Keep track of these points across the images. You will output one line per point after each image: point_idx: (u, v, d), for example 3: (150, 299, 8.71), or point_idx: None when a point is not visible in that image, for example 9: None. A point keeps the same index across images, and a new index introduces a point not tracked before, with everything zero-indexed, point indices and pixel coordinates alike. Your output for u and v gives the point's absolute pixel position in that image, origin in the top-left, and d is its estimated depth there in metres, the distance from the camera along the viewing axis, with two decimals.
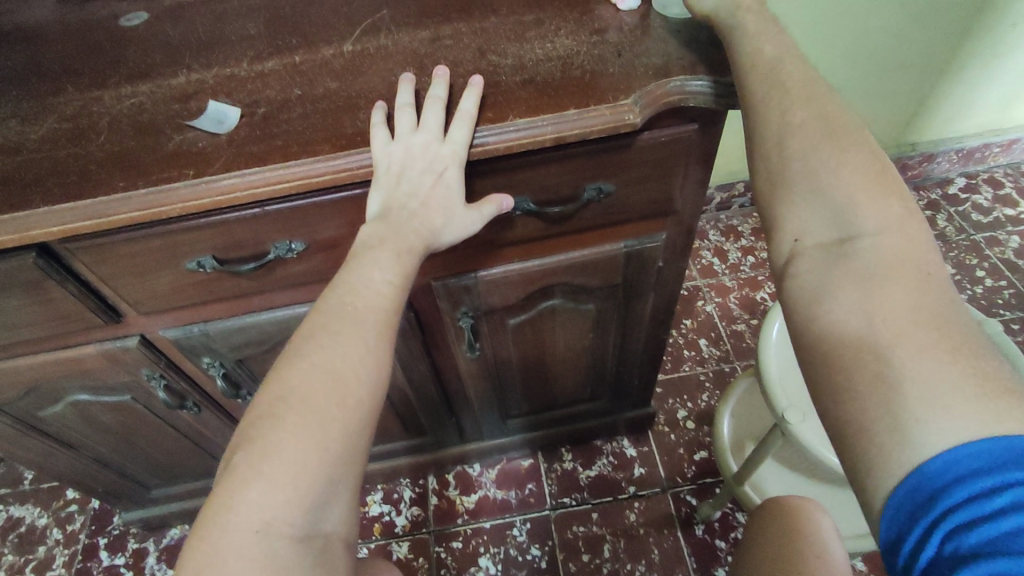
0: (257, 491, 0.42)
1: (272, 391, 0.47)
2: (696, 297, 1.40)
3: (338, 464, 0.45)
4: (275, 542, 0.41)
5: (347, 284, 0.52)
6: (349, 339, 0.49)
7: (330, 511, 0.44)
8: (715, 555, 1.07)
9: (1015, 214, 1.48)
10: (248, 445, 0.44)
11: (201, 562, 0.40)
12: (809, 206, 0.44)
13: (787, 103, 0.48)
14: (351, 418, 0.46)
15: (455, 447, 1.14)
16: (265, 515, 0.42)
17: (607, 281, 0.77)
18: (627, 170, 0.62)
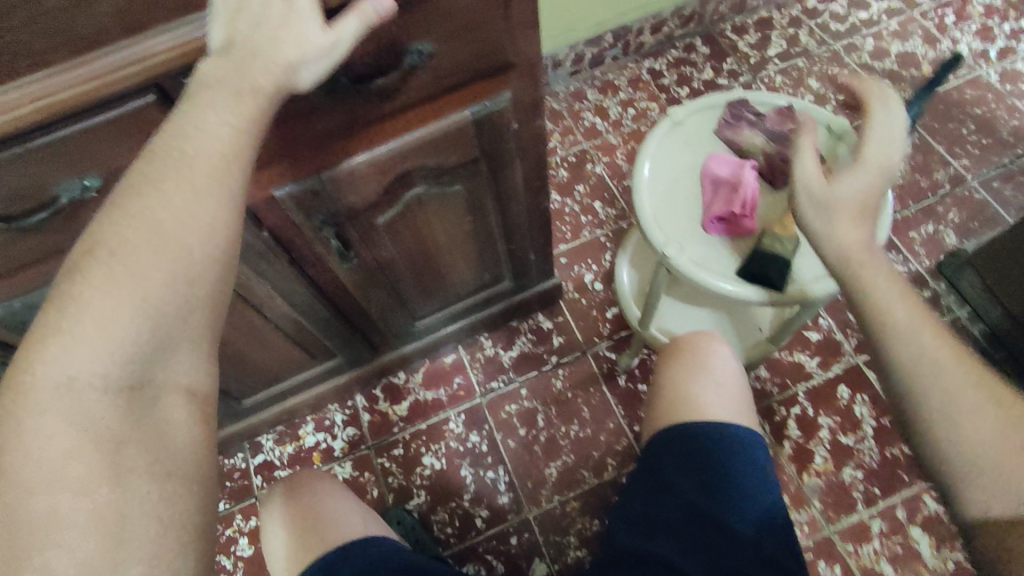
0: (59, 347, 0.40)
1: (90, 242, 0.43)
2: (585, 161, 1.38)
3: (164, 320, 0.43)
4: (88, 398, 0.41)
5: (180, 122, 0.44)
6: (171, 181, 0.44)
7: (164, 364, 0.44)
8: (639, 397, 1.14)
9: (869, 16, 1.49)
10: (62, 302, 0.41)
11: (20, 416, 0.39)
12: (991, 484, 0.46)
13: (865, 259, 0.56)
14: (183, 279, 0.44)
15: (375, 362, 1.13)
16: (80, 376, 0.41)
17: (465, 156, 0.73)
18: (436, 23, 0.55)
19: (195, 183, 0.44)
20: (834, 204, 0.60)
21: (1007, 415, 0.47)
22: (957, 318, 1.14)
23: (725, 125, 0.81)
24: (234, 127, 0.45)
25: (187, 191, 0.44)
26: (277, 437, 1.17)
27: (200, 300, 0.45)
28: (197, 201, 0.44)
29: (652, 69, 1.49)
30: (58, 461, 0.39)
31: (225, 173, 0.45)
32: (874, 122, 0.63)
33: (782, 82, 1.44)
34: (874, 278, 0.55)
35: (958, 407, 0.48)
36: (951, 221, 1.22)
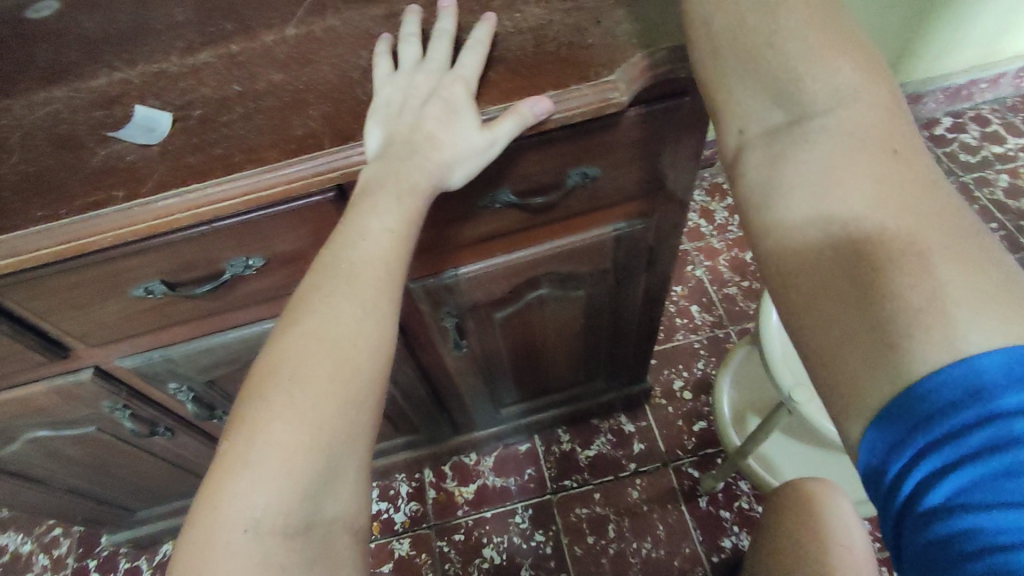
0: (244, 483, 0.39)
1: (263, 366, 0.43)
2: (685, 262, 1.36)
3: (338, 447, 0.41)
4: (266, 535, 0.38)
5: (343, 236, 0.46)
6: (342, 299, 0.44)
7: (332, 492, 0.41)
8: (721, 525, 1.06)
9: (1003, 152, 1.42)
10: (240, 433, 0.40)
11: (201, 559, 0.37)
12: (807, 190, 0.36)
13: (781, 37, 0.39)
14: (354, 402, 0.42)
15: (451, 440, 1.11)
16: (257, 514, 0.38)
17: (597, 267, 0.72)
18: (610, 152, 0.56)
19: (361, 296, 0.44)
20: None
21: (891, 166, 0.35)
22: None
23: None
24: (397, 234, 0.46)
25: (356, 305, 0.44)
26: None
27: (364, 423, 0.43)
28: (366, 318, 0.44)
29: None
30: None
31: (389, 288, 0.46)
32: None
33: None
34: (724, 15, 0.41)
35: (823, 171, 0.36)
36: None
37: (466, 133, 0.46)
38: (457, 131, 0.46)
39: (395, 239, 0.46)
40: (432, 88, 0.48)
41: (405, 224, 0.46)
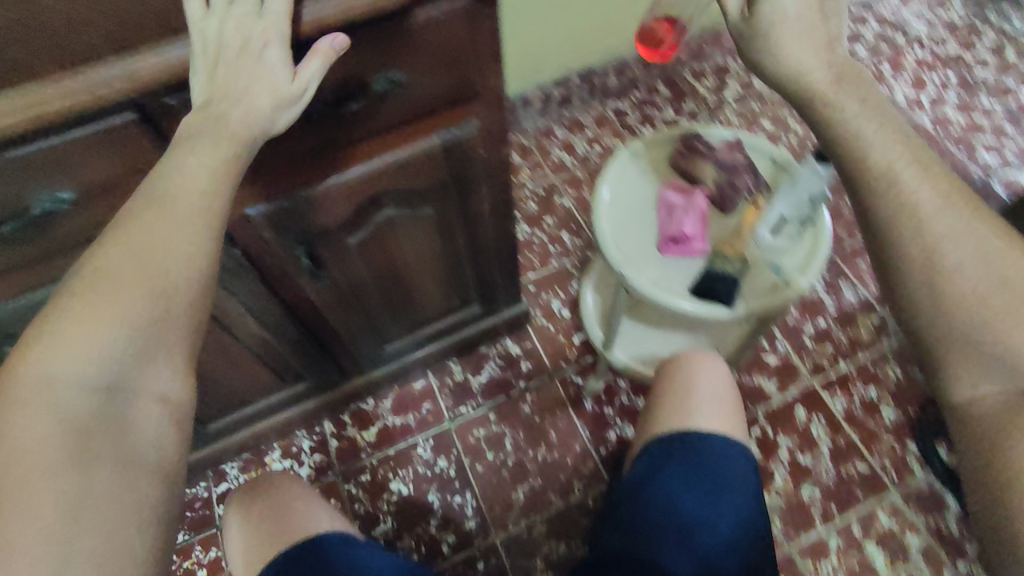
0: (53, 348, 0.45)
1: (87, 263, 0.48)
2: (553, 194, 1.44)
3: (147, 337, 0.48)
4: (73, 391, 0.45)
5: (166, 169, 0.50)
6: (157, 220, 0.48)
7: (141, 371, 0.48)
8: (605, 421, 1.16)
9: None
10: (57, 311, 0.47)
11: (7, 403, 0.44)
12: (1001, 378, 0.49)
13: (965, 254, 0.50)
14: (160, 302, 0.48)
15: (344, 386, 1.13)
16: (62, 376, 0.45)
17: (434, 180, 0.77)
18: (410, 55, 0.60)
19: (173, 219, 0.49)
20: (805, 34, 0.53)
21: None
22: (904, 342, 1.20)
23: (678, 157, 0.85)
24: (211, 170, 0.50)
25: (167, 228, 0.49)
26: (242, 464, 1.16)
27: (174, 320, 0.49)
28: (175, 233, 0.49)
29: (617, 110, 1.57)
30: (29, 442, 0.43)
31: (205, 220, 0.50)
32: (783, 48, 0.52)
33: (738, 123, 1.53)
34: (866, 131, 0.52)
35: (1007, 284, 0.49)
36: None
37: (287, 90, 0.51)
38: (281, 92, 0.51)
39: (211, 173, 0.50)
40: (244, 38, 0.49)
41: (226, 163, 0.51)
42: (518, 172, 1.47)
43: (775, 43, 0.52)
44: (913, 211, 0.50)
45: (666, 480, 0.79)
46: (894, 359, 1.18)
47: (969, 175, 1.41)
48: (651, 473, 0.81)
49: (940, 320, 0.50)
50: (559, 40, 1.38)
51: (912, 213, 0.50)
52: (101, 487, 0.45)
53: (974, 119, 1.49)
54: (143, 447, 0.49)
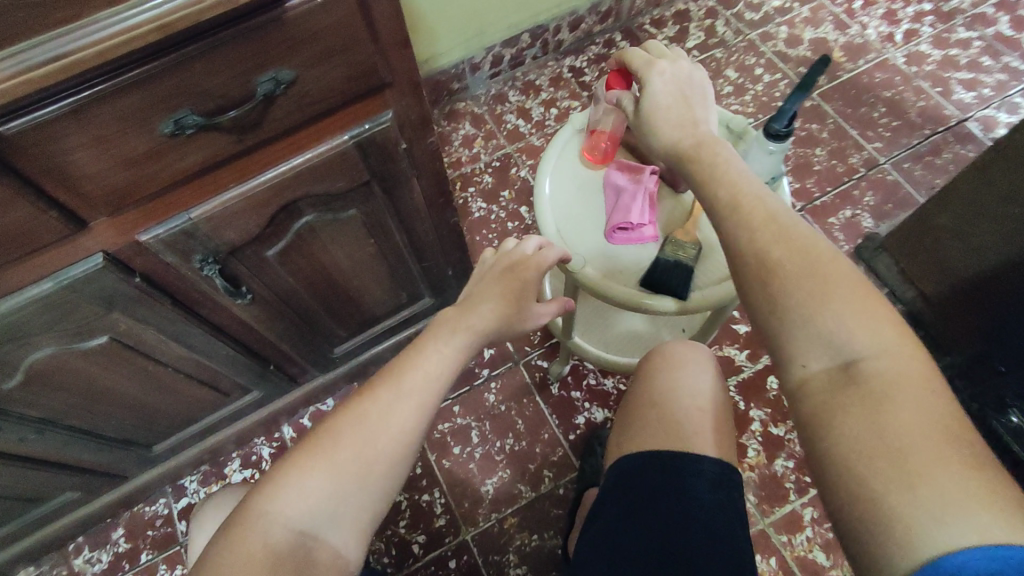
0: (300, 479, 0.51)
1: (340, 414, 0.55)
2: (509, 166, 1.35)
3: (366, 489, 0.52)
4: (297, 521, 0.50)
5: (413, 359, 0.59)
6: (400, 401, 0.55)
7: (337, 523, 0.51)
8: (573, 405, 1.13)
9: (782, 4, 1.51)
10: (316, 442, 0.53)
11: (256, 517, 0.50)
12: (807, 342, 0.48)
13: (770, 252, 0.51)
14: (380, 461, 0.53)
15: (298, 391, 1.08)
16: (297, 517, 0.50)
17: (353, 181, 0.69)
18: (294, 49, 0.52)
19: (403, 399, 0.55)
20: (683, 118, 0.64)
21: (893, 337, 0.46)
22: None
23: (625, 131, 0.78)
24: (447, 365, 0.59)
25: (404, 405, 0.55)
26: (201, 477, 1.12)
27: (383, 485, 0.53)
28: (408, 404, 0.55)
29: (573, 67, 1.47)
30: (249, 561, 0.48)
31: (426, 408, 0.56)
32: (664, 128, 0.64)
33: None
34: (738, 172, 0.57)
35: (810, 267, 0.49)
36: (867, 205, 1.25)
37: None
38: None
39: (441, 375, 0.58)
40: None
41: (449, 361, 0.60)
42: (471, 145, 1.39)
43: (656, 127, 0.64)
44: (766, 224, 0.52)
45: (638, 491, 0.65)
46: None
47: (944, 115, 1.34)
48: (622, 483, 0.68)
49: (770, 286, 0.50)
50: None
51: (759, 227, 0.52)
52: None
53: (949, 53, 1.41)
54: None
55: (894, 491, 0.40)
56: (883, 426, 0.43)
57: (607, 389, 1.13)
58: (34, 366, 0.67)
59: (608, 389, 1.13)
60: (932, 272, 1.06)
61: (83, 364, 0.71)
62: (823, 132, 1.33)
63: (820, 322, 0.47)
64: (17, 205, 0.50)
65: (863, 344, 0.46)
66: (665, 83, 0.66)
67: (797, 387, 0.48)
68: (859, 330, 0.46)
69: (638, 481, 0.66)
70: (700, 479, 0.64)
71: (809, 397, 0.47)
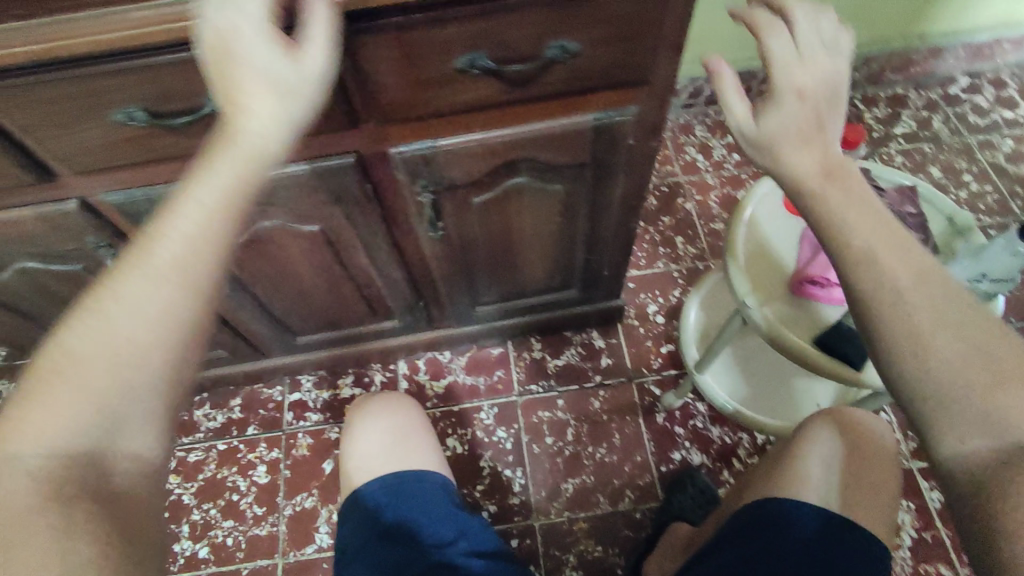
0: (39, 410, 0.41)
1: (67, 328, 0.43)
2: (676, 194, 1.36)
3: (128, 392, 0.43)
4: (48, 465, 0.40)
5: (188, 200, 0.46)
6: (142, 277, 0.44)
7: (123, 433, 0.43)
8: (673, 439, 1.12)
9: (1013, 117, 1.41)
10: (52, 348, 0.42)
11: None
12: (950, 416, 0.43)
13: (907, 306, 0.45)
14: (136, 358, 0.43)
15: (426, 334, 1.15)
16: (41, 442, 0.40)
17: (573, 159, 0.74)
18: (590, 24, 0.56)
19: (143, 271, 0.44)
20: (812, 140, 0.50)
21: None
22: None
23: None
24: (200, 200, 0.45)
25: (143, 282, 0.44)
26: (316, 380, 1.22)
27: (143, 376, 0.43)
28: (137, 287, 0.44)
29: None
30: None
31: (190, 272, 0.45)
32: (772, 151, 0.51)
33: (901, 163, 1.37)
34: (861, 218, 0.49)
35: (952, 325, 0.44)
36: None
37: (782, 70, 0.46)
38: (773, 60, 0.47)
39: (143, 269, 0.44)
40: None
41: (213, 219, 0.46)
42: None
43: (779, 152, 0.51)
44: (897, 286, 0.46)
45: (770, 538, 0.68)
46: None
47: None
48: (754, 527, 0.70)
49: (907, 354, 0.44)
50: (726, 28, 1.28)
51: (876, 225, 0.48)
52: None
53: None
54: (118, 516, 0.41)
55: None
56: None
57: (711, 436, 1.12)
58: (258, 231, 0.76)
59: (713, 436, 1.12)
60: None
61: (290, 243, 0.80)
62: None
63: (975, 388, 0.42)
64: None
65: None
66: (803, 107, 0.50)
67: (950, 459, 0.43)
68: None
69: (774, 528, 0.69)
70: (841, 545, 0.67)
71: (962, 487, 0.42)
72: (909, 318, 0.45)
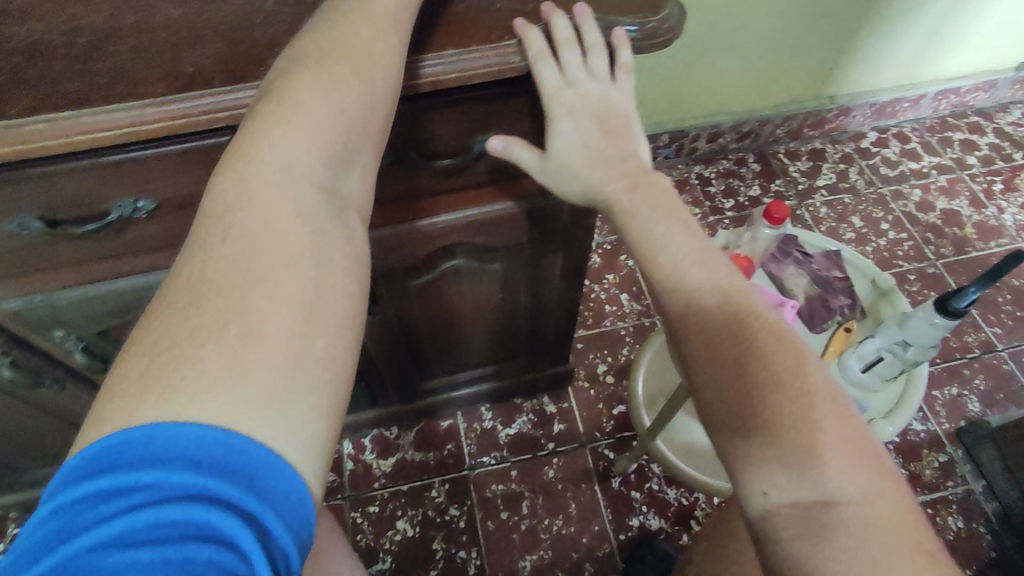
0: (278, 130, 0.41)
1: (291, 57, 0.44)
2: (619, 252, 1.38)
3: (352, 133, 0.43)
4: (297, 184, 0.41)
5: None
6: (353, 34, 0.45)
7: (342, 173, 0.44)
8: (630, 505, 1.10)
9: (920, 168, 1.52)
10: (278, 92, 0.42)
11: (233, 180, 0.40)
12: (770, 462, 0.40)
13: (707, 328, 0.45)
14: (356, 129, 0.43)
15: (370, 412, 1.10)
16: (275, 160, 0.40)
17: (511, 240, 0.73)
18: (517, 121, 0.56)
19: (352, 28, 0.45)
20: (659, 205, 0.50)
21: (871, 466, 0.39)
22: (971, 490, 1.10)
23: (771, 259, 0.81)
24: (395, 6, 0.47)
25: (354, 36, 0.45)
26: None
27: (370, 131, 0.44)
28: (377, 48, 0.44)
29: (700, 176, 1.51)
30: (250, 243, 0.38)
31: (391, 39, 0.46)
32: (635, 224, 0.50)
33: (825, 213, 1.44)
34: (668, 247, 0.49)
35: (781, 380, 0.41)
36: (976, 388, 1.21)
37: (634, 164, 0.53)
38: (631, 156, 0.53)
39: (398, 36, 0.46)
40: (597, 110, 0.51)
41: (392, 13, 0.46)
42: None
43: (569, 172, 0.53)
44: (701, 310, 0.45)
45: None
46: (957, 507, 1.09)
47: None
48: None
49: (735, 405, 0.42)
50: (654, 93, 1.32)
51: (719, 329, 0.44)
52: (318, 342, 0.38)
53: None
54: (352, 248, 0.43)
55: None
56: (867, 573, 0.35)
57: (667, 499, 1.10)
58: None
59: (669, 499, 1.10)
60: None
61: None
62: None
63: (785, 448, 0.40)
64: None
65: (844, 484, 0.38)
66: (571, 124, 0.51)
67: (758, 520, 0.40)
68: (845, 461, 0.39)
69: None
70: None
71: (772, 532, 0.39)
72: (720, 342, 0.44)
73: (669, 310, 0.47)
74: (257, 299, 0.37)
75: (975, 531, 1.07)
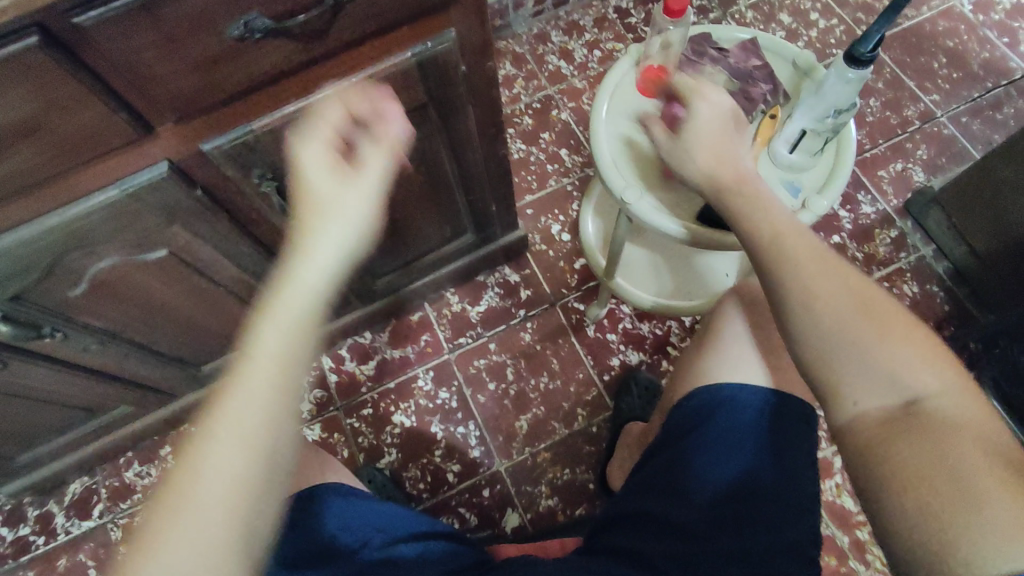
0: (241, 392, 0.44)
1: (269, 310, 0.48)
2: (550, 108, 1.33)
3: (287, 400, 0.46)
4: (230, 441, 0.43)
5: (339, 212, 0.52)
6: (301, 266, 0.50)
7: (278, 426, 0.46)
8: (608, 347, 1.14)
9: None
10: (248, 349, 0.46)
11: (209, 452, 0.43)
12: (851, 362, 0.53)
13: (804, 278, 0.55)
14: (286, 385, 0.46)
15: (338, 322, 1.10)
16: (229, 429, 0.43)
17: (411, 102, 0.69)
18: None
19: (304, 282, 0.49)
20: (748, 197, 0.62)
21: (947, 380, 0.51)
22: (923, 256, 1.15)
23: (685, 64, 0.77)
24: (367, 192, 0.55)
25: (290, 325, 0.47)
26: None
27: (286, 386, 0.46)
28: (297, 287, 0.49)
29: (619, 8, 1.42)
30: (210, 516, 0.42)
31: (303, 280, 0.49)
32: (727, 202, 0.62)
33: (753, 17, 1.37)
34: (772, 207, 0.61)
35: (871, 309, 0.54)
36: (920, 158, 1.22)
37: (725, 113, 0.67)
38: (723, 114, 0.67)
39: (352, 212, 0.53)
40: None
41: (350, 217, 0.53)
42: (510, 85, 1.35)
43: None
44: (779, 238, 0.58)
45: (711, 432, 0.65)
46: (911, 275, 1.14)
47: (1009, 67, 1.28)
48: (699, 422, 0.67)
49: (802, 315, 0.55)
50: None
51: (779, 261, 0.57)
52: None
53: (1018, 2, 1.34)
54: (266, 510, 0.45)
55: (942, 489, 0.43)
56: (949, 452, 0.45)
57: (642, 333, 1.14)
58: (97, 275, 0.68)
59: (644, 333, 1.14)
60: (986, 227, 1.05)
61: (139, 275, 0.72)
62: (879, 82, 1.28)
63: (867, 364, 0.52)
64: (88, 102, 0.50)
65: (926, 379, 0.51)
66: None
67: (846, 425, 0.53)
68: (926, 362, 0.51)
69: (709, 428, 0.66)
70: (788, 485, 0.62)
71: (869, 444, 0.50)
72: (789, 245, 0.57)
73: (756, 256, 0.59)
74: (198, 521, 0.41)
75: (930, 292, 1.12)
